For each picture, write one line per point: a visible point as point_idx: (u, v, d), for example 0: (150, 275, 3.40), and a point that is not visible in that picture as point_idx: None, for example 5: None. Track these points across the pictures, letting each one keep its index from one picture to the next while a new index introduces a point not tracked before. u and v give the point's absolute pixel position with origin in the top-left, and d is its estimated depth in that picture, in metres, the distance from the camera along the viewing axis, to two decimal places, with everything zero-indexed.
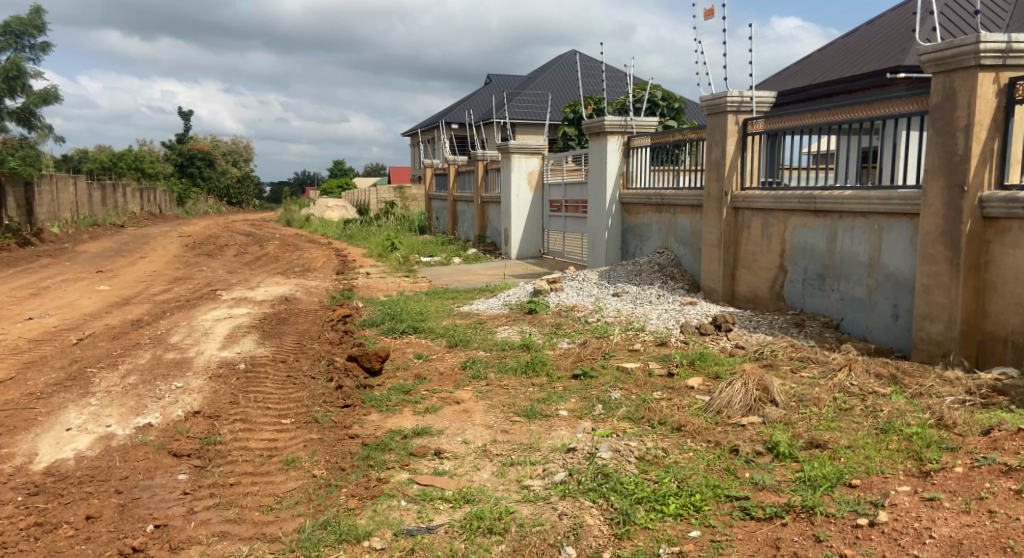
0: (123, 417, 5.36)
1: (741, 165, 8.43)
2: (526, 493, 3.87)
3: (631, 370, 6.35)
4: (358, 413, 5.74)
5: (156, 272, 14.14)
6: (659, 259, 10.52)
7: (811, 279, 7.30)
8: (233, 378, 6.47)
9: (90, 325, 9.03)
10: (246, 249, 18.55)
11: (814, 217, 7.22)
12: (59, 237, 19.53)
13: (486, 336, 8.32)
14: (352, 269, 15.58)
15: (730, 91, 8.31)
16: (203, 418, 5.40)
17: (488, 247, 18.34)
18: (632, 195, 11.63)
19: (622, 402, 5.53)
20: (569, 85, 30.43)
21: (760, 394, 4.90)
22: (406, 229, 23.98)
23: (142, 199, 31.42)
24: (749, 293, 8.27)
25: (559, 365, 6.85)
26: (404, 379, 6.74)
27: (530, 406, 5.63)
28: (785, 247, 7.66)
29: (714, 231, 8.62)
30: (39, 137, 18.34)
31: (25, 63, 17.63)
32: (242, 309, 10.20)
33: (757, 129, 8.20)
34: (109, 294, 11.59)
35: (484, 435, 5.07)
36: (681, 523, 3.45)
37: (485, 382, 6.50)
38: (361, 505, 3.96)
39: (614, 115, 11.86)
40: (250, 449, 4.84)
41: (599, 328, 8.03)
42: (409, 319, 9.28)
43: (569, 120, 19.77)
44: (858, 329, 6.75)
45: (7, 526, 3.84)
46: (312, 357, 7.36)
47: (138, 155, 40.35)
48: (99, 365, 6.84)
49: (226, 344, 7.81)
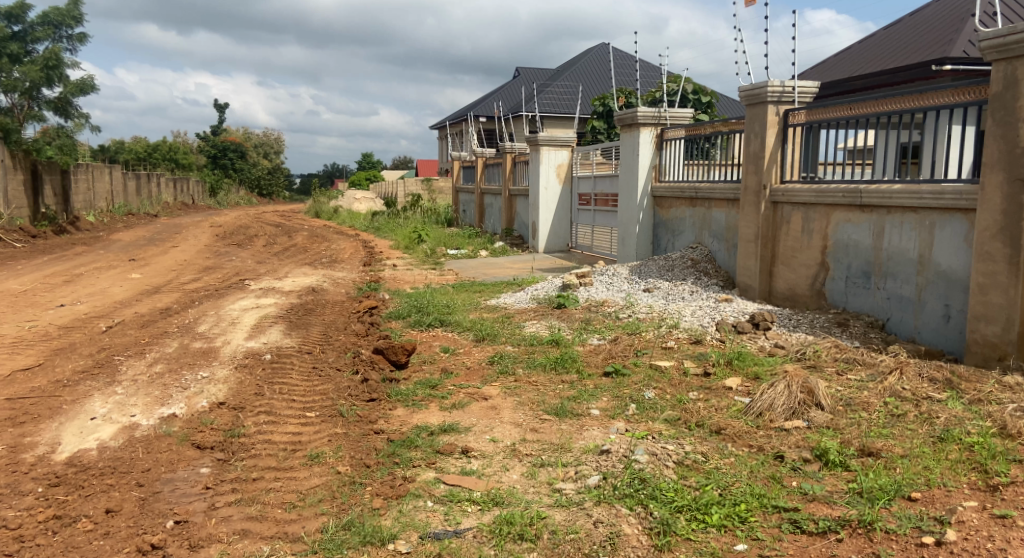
0: (147, 407, 5.26)
1: (781, 158, 8.16)
2: (559, 498, 3.68)
3: (665, 369, 6.17)
4: (384, 407, 5.59)
5: (187, 261, 14.17)
6: (692, 254, 10.27)
7: (855, 276, 7.02)
8: (258, 368, 6.37)
9: (120, 313, 9.02)
10: (275, 239, 18.56)
11: (859, 212, 6.94)
12: (95, 225, 19.71)
13: (515, 331, 8.15)
14: (379, 260, 15.50)
15: (771, 81, 8.05)
16: (228, 410, 5.29)
17: (515, 241, 18.18)
18: (665, 189, 11.38)
19: (657, 402, 5.35)
20: (601, 77, 30.12)
21: (805, 396, 4.72)
22: (433, 222, 23.89)
23: (175, 190, 31.72)
24: (788, 290, 8.01)
25: (590, 362, 6.68)
26: (431, 373, 6.59)
27: (560, 404, 5.47)
28: (827, 243, 7.40)
29: (751, 226, 8.38)
30: (76, 126, 18.52)
31: (63, 53, 17.77)
32: (270, 299, 10.13)
33: (800, 120, 7.92)
34: (140, 282, 11.61)
35: (512, 434, 4.90)
36: (726, 535, 3.24)
37: (514, 378, 6.32)
38: (386, 505, 3.80)
39: (647, 107, 11.57)
40: (273, 443, 4.71)
41: (630, 324, 7.82)
42: (436, 311, 9.14)
43: (599, 114, 19.80)
44: (905, 330, 6.47)
45: (26, 518, 3.73)
46: (339, 349, 7.25)
47: (172, 145, 40.68)
48: (127, 353, 6.78)
49: (252, 334, 7.71)
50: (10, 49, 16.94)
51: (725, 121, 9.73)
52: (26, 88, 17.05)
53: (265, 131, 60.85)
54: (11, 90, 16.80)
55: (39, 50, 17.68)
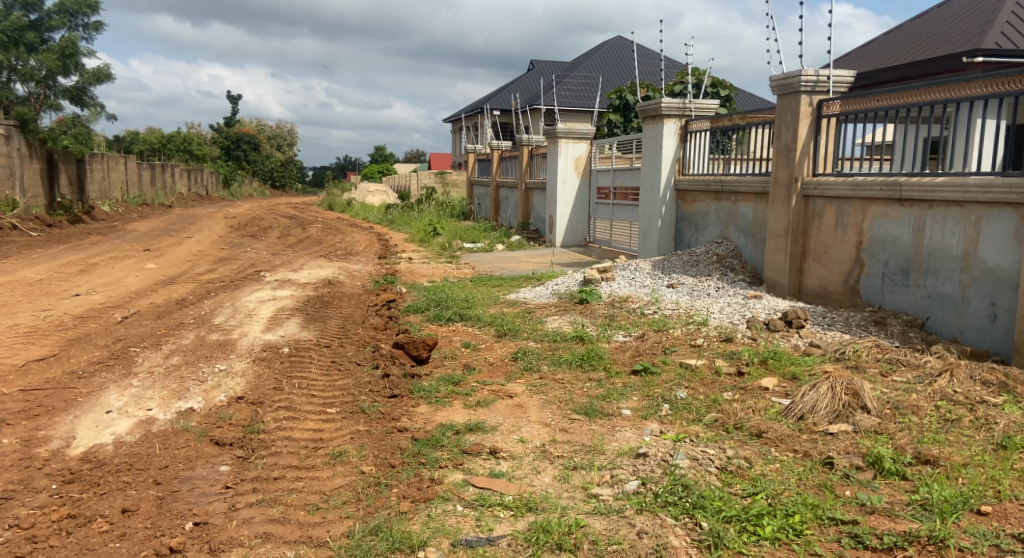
0: (164, 401, 5.10)
1: (813, 150, 8.07)
2: (597, 505, 3.50)
3: (696, 368, 6.00)
4: (407, 404, 5.40)
5: (202, 252, 14.05)
6: (717, 249, 10.07)
7: (892, 274, 6.96)
8: (277, 362, 6.21)
9: (135, 303, 8.88)
10: (289, 231, 18.44)
11: (898, 206, 6.87)
12: (110, 215, 19.65)
13: (537, 326, 7.95)
14: (395, 253, 15.33)
15: (806, 70, 7.94)
16: (247, 404, 5.13)
17: (532, 235, 17.98)
18: (689, 182, 11.16)
19: (690, 402, 5.19)
20: (618, 70, 29.85)
21: (850, 399, 4.60)
22: (447, 215, 23.71)
23: (189, 180, 31.70)
24: (819, 287, 7.97)
25: (616, 359, 6.49)
26: (452, 369, 6.41)
27: (589, 403, 5.28)
28: (861, 238, 7.34)
29: (781, 221, 8.33)
30: (92, 116, 18.46)
31: (79, 42, 17.69)
32: (285, 291, 9.96)
33: (834, 110, 7.82)
34: (155, 272, 11.49)
35: (542, 434, 4.70)
36: (781, 550, 3.04)
37: (540, 375, 6.14)
38: (414, 508, 3.63)
39: (671, 98, 11.37)
40: (294, 440, 4.54)
41: (657, 320, 7.64)
42: (455, 306, 8.95)
43: (615, 108, 19.55)
44: (948, 329, 6.40)
45: (39, 517, 3.57)
46: (357, 343, 7.08)
47: (186, 137, 40.68)
48: (143, 345, 6.62)
49: (270, 327, 7.55)
50: (27, 38, 16.86)
51: (754, 112, 9.51)
52: (42, 77, 16.97)
53: (280, 124, 60.86)
54: (28, 79, 16.74)
55: (56, 38, 17.60)
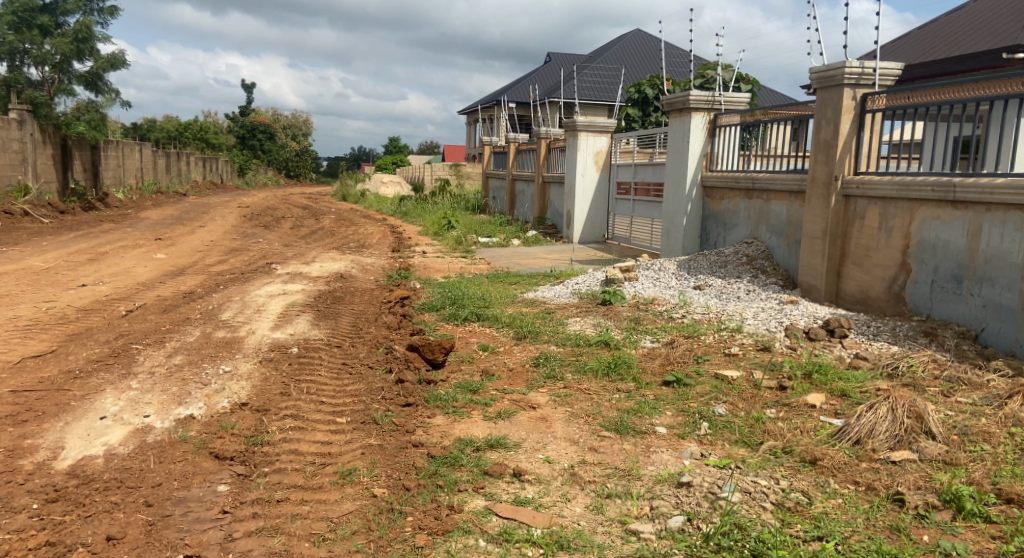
0: (163, 406, 4.68)
1: (855, 147, 7.78)
2: (641, 548, 3.21)
3: (734, 381, 5.62)
4: (422, 414, 5.00)
5: (213, 242, 13.71)
6: (746, 250, 9.63)
7: (943, 281, 6.70)
8: (284, 363, 5.83)
9: (142, 296, 8.52)
10: (302, 222, 18.08)
11: (951, 209, 6.61)
12: (123, 203, 19.36)
13: (559, 328, 7.56)
14: (409, 246, 14.95)
15: (850, 62, 7.63)
16: (251, 412, 4.73)
17: (548, 230, 17.56)
18: (716, 178, 10.71)
19: (731, 420, 4.83)
20: (638, 64, 29.29)
21: (913, 423, 4.32)
22: (462, 208, 23.30)
23: (204, 168, 31.43)
24: (858, 293, 7.68)
25: (646, 368, 6.08)
26: (470, 375, 6.01)
27: (620, 418, 4.90)
28: (909, 242, 7.06)
29: (820, 221, 8.02)
30: (106, 102, 18.14)
31: (95, 27, 17.34)
32: (297, 285, 9.59)
33: (879, 105, 7.51)
34: (165, 263, 11.14)
35: (570, 454, 4.31)
36: None
37: (564, 385, 5.73)
38: (431, 543, 3.27)
39: (700, 90, 10.91)
40: (301, 454, 4.15)
41: (687, 325, 7.23)
42: (472, 304, 8.54)
43: (635, 101, 19.11)
44: (1005, 342, 6.16)
45: (15, 544, 3.21)
46: (370, 343, 6.70)
47: (203, 125, 40.38)
48: (146, 342, 6.26)
49: (279, 324, 7.16)
50: (41, 21, 16.52)
51: (793, 106, 9.05)
52: (56, 61, 16.70)
53: (295, 113, 60.58)
54: (43, 63, 16.46)
55: (71, 23, 17.25)
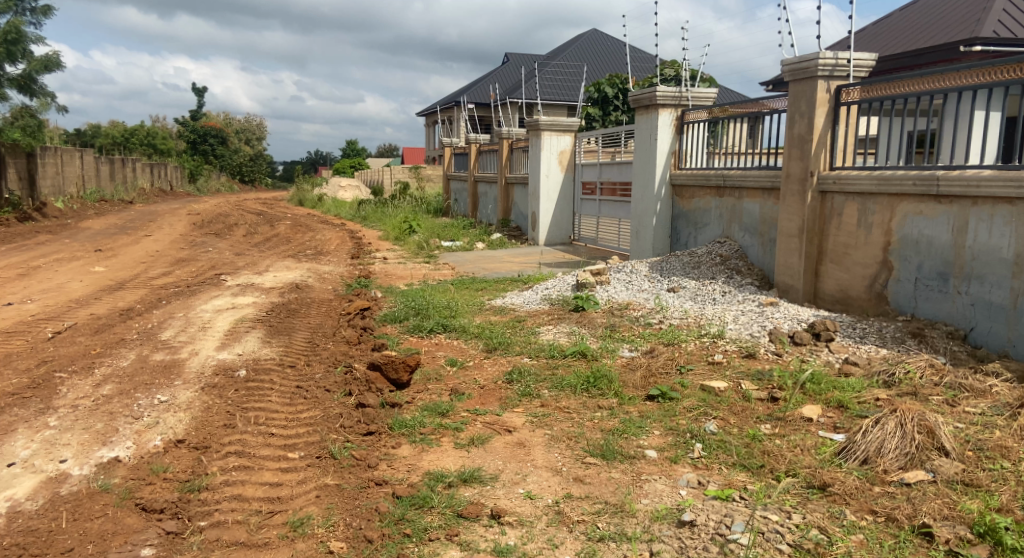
0: (83, 449, 4.14)
1: (831, 141, 7.46)
2: None
3: (721, 393, 5.22)
4: (387, 444, 4.49)
5: (158, 253, 12.94)
6: (720, 250, 9.28)
7: (928, 278, 6.40)
8: (230, 390, 5.24)
9: (73, 314, 7.82)
10: (255, 228, 17.35)
11: (934, 204, 6.32)
12: (63, 212, 18.40)
13: (530, 338, 7.08)
14: (368, 252, 14.35)
15: (823, 53, 7.31)
16: (188, 450, 4.19)
17: (513, 232, 17.10)
18: (686, 176, 10.36)
19: (725, 438, 4.40)
20: (597, 63, 29.09)
21: (924, 439, 3.91)
22: (423, 211, 22.68)
23: (151, 175, 30.28)
24: (838, 292, 7.35)
25: (628, 381, 5.64)
26: (437, 395, 5.50)
27: (605, 441, 4.44)
28: (890, 238, 6.75)
29: (796, 218, 7.68)
30: (41, 106, 17.18)
31: (26, 27, 16.40)
32: (247, 298, 8.96)
33: (854, 98, 7.23)
34: (103, 277, 10.39)
35: (553, 486, 3.85)
36: None
37: (541, 403, 5.26)
38: None
39: (667, 86, 10.57)
40: (245, 501, 3.66)
41: (666, 332, 6.82)
42: (438, 315, 8.02)
43: (595, 100, 18.79)
44: (997, 341, 5.86)
45: None
46: (327, 362, 6.15)
47: (150, 130, 38.98)
48: (71, 369, 5.62)
49: (225, 343, 6.55)
50: None
51: (750, 101, 8.89)
52: None
53: (248, 117, 59.15)
54: None
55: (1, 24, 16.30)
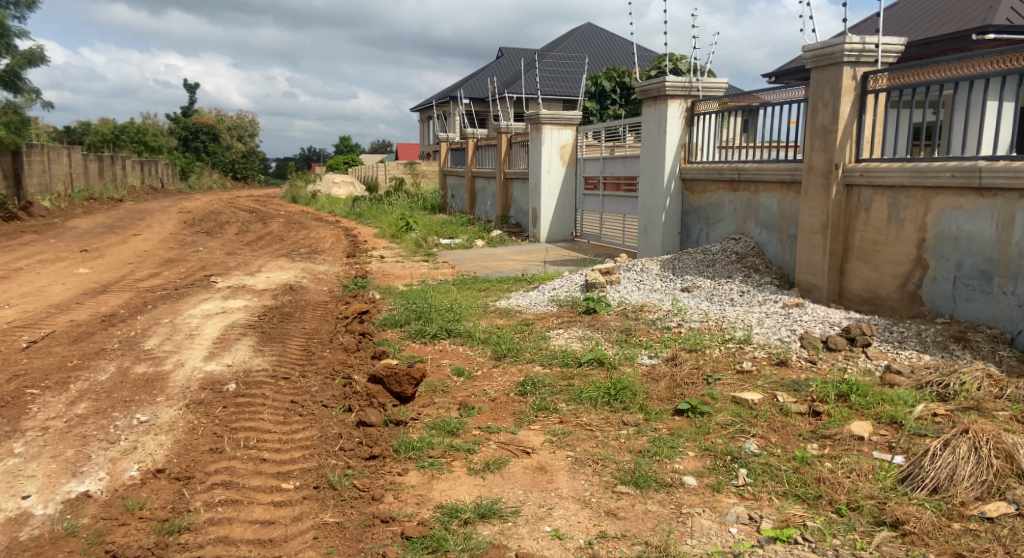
0: (49, 482, 3.67)
1: (857, 131, 6.98)
2: None
3: (758, 406, 4.75)
4: (391, 469, 4.01)
5: (146, 253, 12.41)
6: (736, 247, 8.81)
7: (968, 277, 5.95)
8: (218, 407, 4.75)
9: (52, 321, 7.31)
10: (248, 227, 16.83)
11: (974, 197, 5.86)
12: (50, 212, 17.86)
13: (540, 344, 6.60)
14: (364, 251, 13.86)
15: (849, 37, 6.83)
16: (169, 481, 3.72)
17: (513, 229, 16.61)
18: (697, 170, 9.88)
19: (771, 460, 3.94)
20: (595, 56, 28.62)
21: (1002, 464, 3.46)
22: (420, 208, 22.16)
23: (142, 172, 29.68)
24: (866, 292, 6.90)
25: (653, 392, 5.17)
26: (445, 410, 5.02)
27: (636, 465, 3.97)
28: (925, 235, 6.29)
29: (821, 213, 7.21)
30: (26, 102, 16.58)
31: (9, 19, 15.81)
32: (238, 302, 8.45)
33: (881, 85, 6.75)
34: (86, 279, 9.86)
35: (585, 522, 3.39)
36: None
37: (559, 419, 4.78)
38: None
39: (676, 76, 10.09)
40: (233, 546, 3.20)
41: (688, 336, 6.35)
42: (440, 319, 7.54)
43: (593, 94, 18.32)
44: None
45: None
46: (323, 374, 5.65)
47: (141, 127, 38.32)
48: (45, 384, 5.13)
49: (214, 353, 6.05)
50: None
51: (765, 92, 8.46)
52: None
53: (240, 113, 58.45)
54: None
55: None
